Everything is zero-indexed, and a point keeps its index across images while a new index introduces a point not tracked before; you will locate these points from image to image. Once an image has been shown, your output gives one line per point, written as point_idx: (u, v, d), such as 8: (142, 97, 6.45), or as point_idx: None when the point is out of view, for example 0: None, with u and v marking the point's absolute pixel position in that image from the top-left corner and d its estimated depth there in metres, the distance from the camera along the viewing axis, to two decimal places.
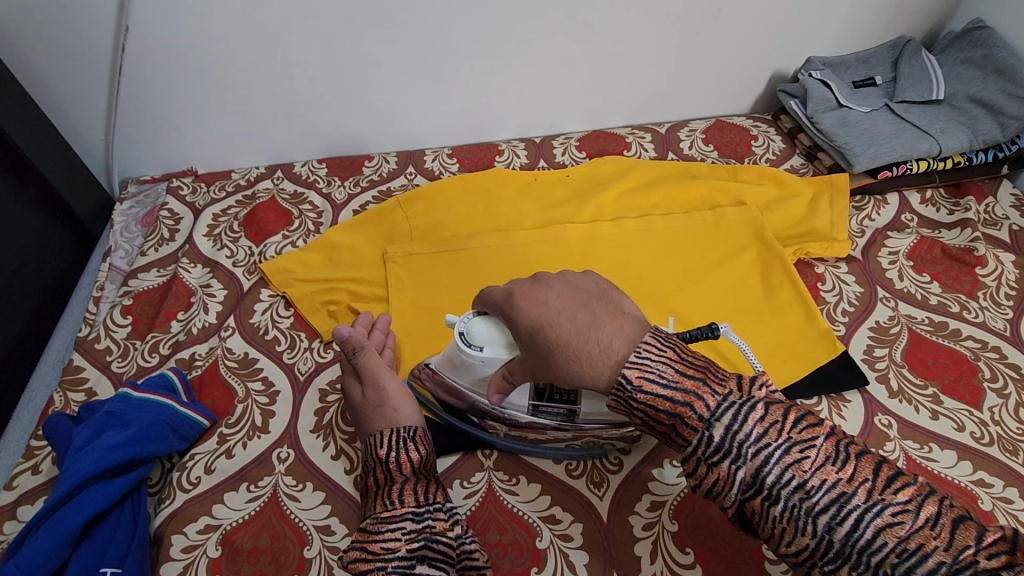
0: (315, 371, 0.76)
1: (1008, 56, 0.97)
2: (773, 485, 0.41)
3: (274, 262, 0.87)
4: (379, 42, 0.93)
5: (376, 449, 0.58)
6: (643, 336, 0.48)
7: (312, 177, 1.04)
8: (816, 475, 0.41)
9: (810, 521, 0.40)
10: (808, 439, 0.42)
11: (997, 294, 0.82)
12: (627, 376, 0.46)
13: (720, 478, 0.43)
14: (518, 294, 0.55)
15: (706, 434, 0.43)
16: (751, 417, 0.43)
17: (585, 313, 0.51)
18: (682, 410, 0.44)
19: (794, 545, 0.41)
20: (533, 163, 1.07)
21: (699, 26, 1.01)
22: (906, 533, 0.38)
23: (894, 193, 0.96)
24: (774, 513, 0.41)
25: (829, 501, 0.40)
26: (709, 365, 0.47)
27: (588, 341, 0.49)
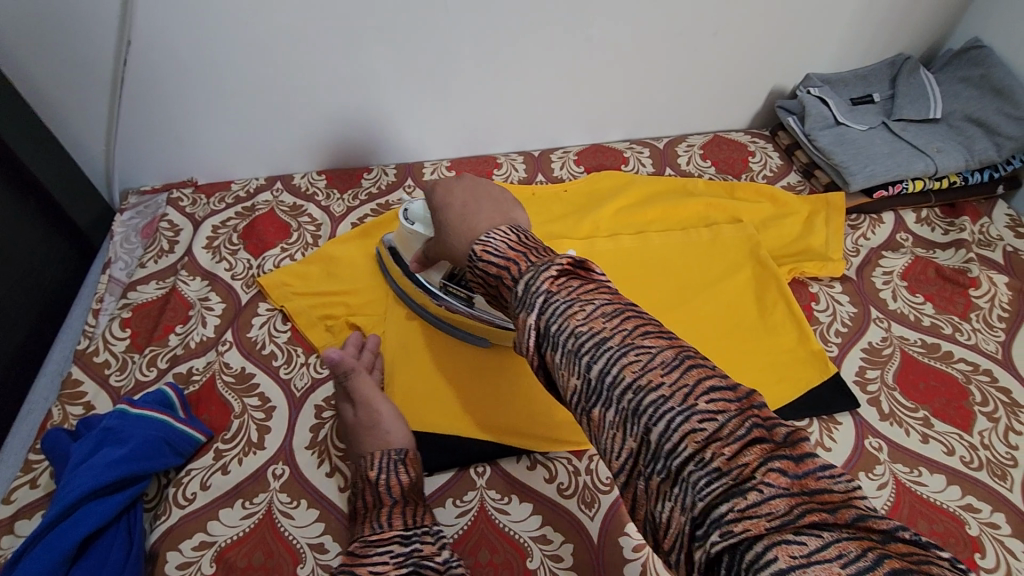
0: (311, 387, 0.77)
1: (1005, 76, 0.97)
2: (556, 332, 0.43)
3: (273, 276, 0.88)
4: (380, 55, 0.94)
5: (366, 472, 0.60)
6: (504, 226, 0.55)
7: (311, 189, 1.05)
8: (586, 323, 0.43)
9: (577, 361, 0.42)
10: (585, 297, 0.44)
11: (989, 315, 0.82)
12: (472, 251, 0.53)
13: (521, 329, 0.46)
14: (436, 190, 0.66)
15: (517, 288, 0.48)
16: (546, 274, 0.46)
17: (472, 203, 0.61)
18: (502, 272, 0.50)
19: (568, 389, 0.43)
20: (531, 177, 1.07)
21: (698, 42, 1.02)
22: (642, 370, 0.40)
23: (889, 212, 0.97)
24: (554, 358, 0.44)
25: (590, 343, 0.42)
26: (540, 245, 0.51)
27: (464, 224, 0.59)
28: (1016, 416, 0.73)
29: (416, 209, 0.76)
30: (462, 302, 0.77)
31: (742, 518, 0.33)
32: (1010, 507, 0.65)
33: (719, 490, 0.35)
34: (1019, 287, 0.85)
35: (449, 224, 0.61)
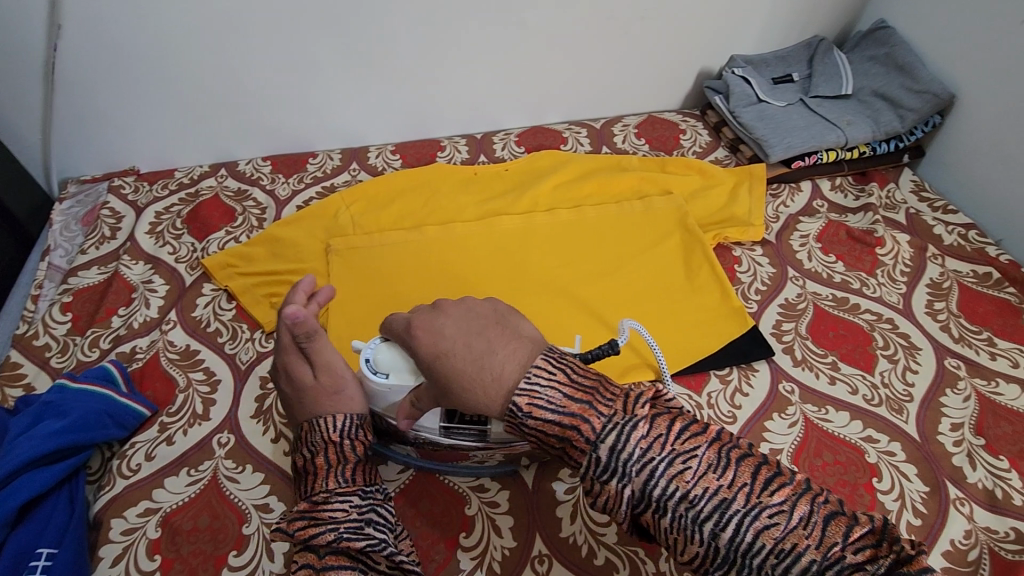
0: (256, 360, 0.78)
1: (906, 53, 1.05)
2: (661, 498, 0.44)
3: (217, 257, 0.90)
4: (317, 38, 0.96)
5: (328, 431, 0.59)
6: (534, 359, 0.50)
7: (256, 175, 1.06)
8: (699, 485, 0.43)
9: (698, 530, 0.43)
10: (690, 450, 0.45)
11: (893, 271, 0.89)
12: (517, 405, 0.47)
13: (611, 496, 0.45)
14: (418, 325, 0.56)
15: (594, 455, 0.46)
16: (632, 437, 0.45)
17: (476, 340, 0.52)
18: (570, 434, 0.46)
19: (685, 552, 0.44)
20: (474, 158, 1.11)
21: (627, 25, 1.07)
22: (780, 533, 0.42)
23: (807, 180, 1.04)
24: (665, 524, 0.44)
25: (713, 509, 0.43)
26: (596, 385, 0.49)
27: (478, 366, 0.50)
28: (913, 357, 0.79)
29: (386, 357, 0.60)
30: (472, 439, 0.62)
31: None
32: (906, 438, 0.72)
33: None
34: (919, 244, 0.92)
35: (452, 365, 0.52)
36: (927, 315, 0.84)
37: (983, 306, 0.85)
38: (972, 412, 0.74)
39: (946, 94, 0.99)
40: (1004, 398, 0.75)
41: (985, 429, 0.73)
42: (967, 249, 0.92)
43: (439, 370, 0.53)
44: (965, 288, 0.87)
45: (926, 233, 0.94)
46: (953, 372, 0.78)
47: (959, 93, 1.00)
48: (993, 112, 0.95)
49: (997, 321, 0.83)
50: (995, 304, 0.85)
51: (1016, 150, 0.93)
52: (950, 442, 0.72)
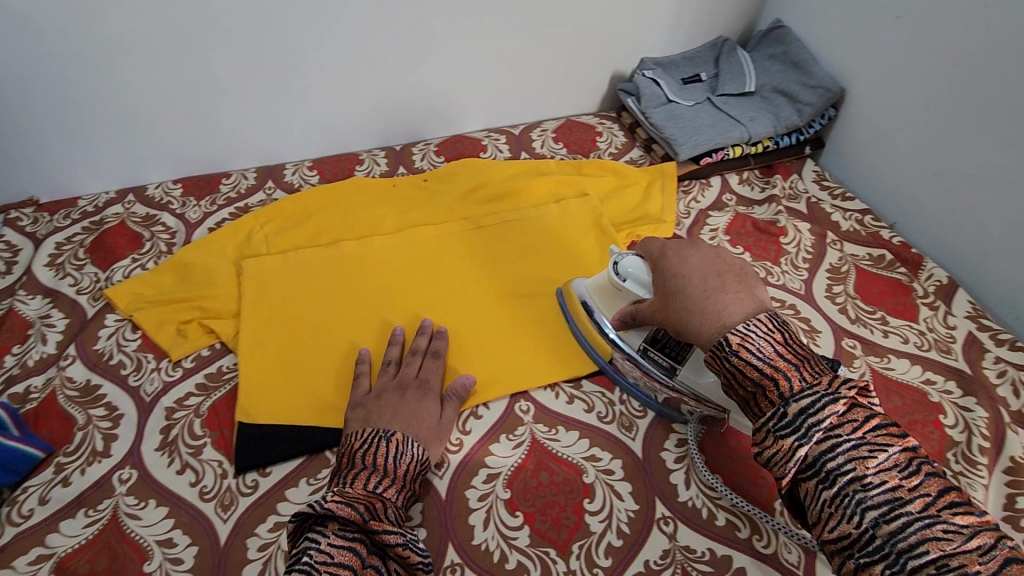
0: (162, 391, 0.76)
1: (801, 50, 1.10)
2: (834, 471, 0.51)
3: (121, 286, 0.87)
4: (220, 57, 0.94)
5: (417, 455, 0.64)
6: (759, 315, 0.58)
7: (166, 199, 1.03)
8: (878, 476, 0.50)
9: (860, 514, 0.49)
10: (882, 445, 0.51)
11: (796, 259, 0.93)
12: (729, 340, 0.57)
13: (781, 449, 0.53)
14: (670, 250, 0.66)
15: (782, 409, 0.54)
16: (826, 408, 0.52)
17: (715, 279, 0.61)
18: (766, 382, 0.55)
19: (835, 528, 0.50)
20: (393, 170, 1.11)
21: (536, 33, 1.09)
22: (950, 549, 0.46)
23: (716, 175, 1.07)
24: (826, 496, 0.51)
25: (884, 500, 0.49)
26: (806, 357, 0.57)
27: (707, 302, 0.60)
28: (813, 340, 0.83)
29: (631, 265, 0.71)
30: (659, 370, 0.71)
31: None
32: None
33: None
34: (819, 232, 0.96)
35: (685, 291, 0.62)
36: (826, 298, 0.88)
37: (878, 287, 0.89)
38: None
39: (837, 88, 1.05)
40: (895, 372, 0.79)
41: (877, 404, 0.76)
42: (863, 234, 0.97)
43: (672, 290, 0.63)
44: (861, 270, 0.92)
45: (825, 220, 0.99)
46: (849, 353, 0.81)
47: (849, 86, 1.06)
48: (880, 103, 1.01)
49: (890, 300, 0.88)
50: (889, 285, 0.89)
51: (902, 138, 0.98)
52: None
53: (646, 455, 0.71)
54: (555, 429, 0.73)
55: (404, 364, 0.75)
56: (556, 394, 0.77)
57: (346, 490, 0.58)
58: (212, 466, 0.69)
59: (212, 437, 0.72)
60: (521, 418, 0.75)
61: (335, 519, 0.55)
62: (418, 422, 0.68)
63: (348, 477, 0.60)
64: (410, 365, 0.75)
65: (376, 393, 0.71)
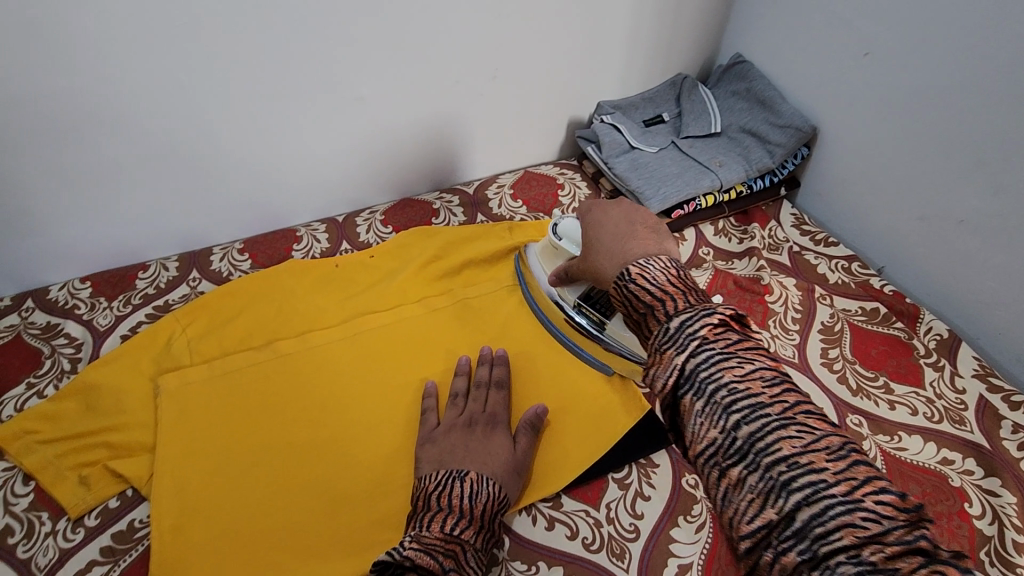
0: (57, 563, 0.64)
1: (765, 87, 1.03)
2: (704, 380, 0.48)
3: (8, 426, 0.72)
4: (119, 145, 0.82)
5: (493, 493, 0.62)
6: (660, 255, 0.59)
7: (71, 302, 0.89)
8: (743, 383, 0.47)
9: (724, 419, 0.46)
10: (749, 357, 0.49)
11: (785, 320, 0.85)
12: (630, 268, 0.58)
13: (662, 363, 0.51)
14: (596, 207, 0.73)
15: (666, 326, 0.52)
16: (704, 321, 0.50)
17: (627, 227, 0.66)
18: (657, 304, 0.54)
19: (705, 440, 0.47)
20: (335, 247, 0.99)
21: (482, 86, 1.01)
22: (802, 447, 0.43)
23: (690, 228, 0.99)
24: (697, 407, 0.48)
25: (746, 405, 0.46)
26: (696, 289, 0.55)
27: (617, 245, 0.65)
28: None
29: (568, 226, 0.80)
30: (593, 324, 0.78)
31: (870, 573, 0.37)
32: None
33: (859, 564, 0.37)
34: (805, 287, 0.89)
35: (601, 239, 0.68)
36: (823, 366, 0.80)
37: (875, 347, 0.82)
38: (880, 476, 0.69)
39: (807, 126, 0.98)
40: (909, 454, 0.71)
41: None
42: (852, 286, 0.89)
43: (592, 241, 0.69)
44: (855, 328, 0.84)
45: (811, 272, 0.92)
46: (857, 432, 0.73)
47: (819, 123, 0.99)
48: (853, 142, 0.94)
49: (890, 362, 0.80)
50: (887, 344, 0.82)
51: (881, 179, 0.92)
52: None
53: None
54: (536, 567, 0.63)
55: (472, 397, 0.73)
56: (534, 518, 0.67)
57: (422, 534, 0.57)
58: None
59: None
60: (495, 555, 0.64)
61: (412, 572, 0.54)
62: (491, 458, 0.66)
63: (424, 520, 0.58)
64: (478, 400, 0.73)
65: (445, 428, 0.69)
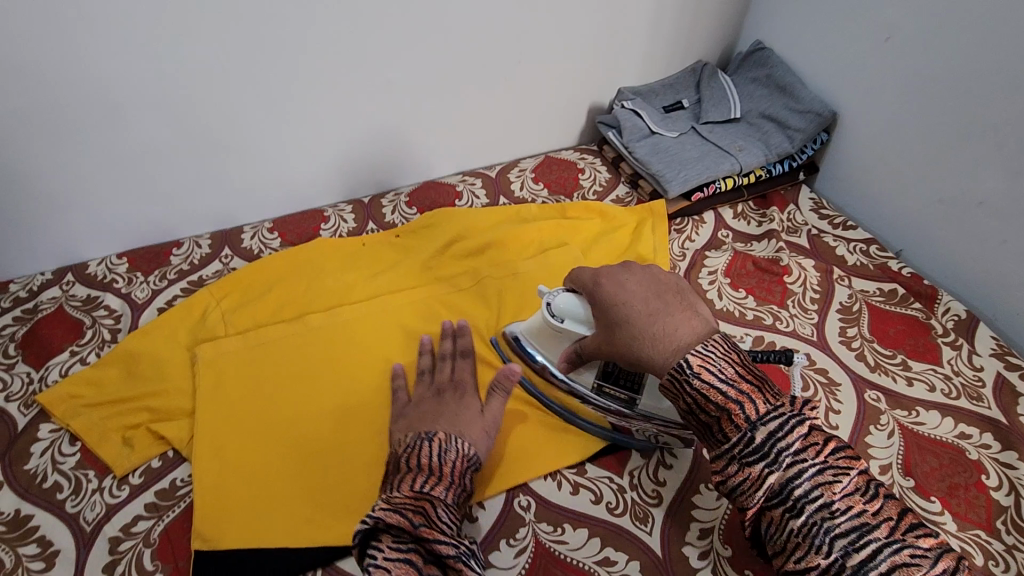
0: (104, 517, 0.67)
1: (786, 73, 1.05)
2: (801, 498, 0.50)
3: (55, 390, 0.76)
4: (158, 125, 0.85)
5: (462, 451, 0.64)
6: (710, 335, 0.59)
7: (109, 277, 0.93)
8: (843, 501, 0.49)
9: (828, 542, 0.48)
10: (843, 468, 0.51)
11: (804, 300, 0.87)
12: (690, 362, 0.56)
13: (750, 477, 0.52)
14: (604, 276, 0.67)
15: (749, 434, 0.53)
16: (792, 430, 0.52)
17: (656, 301, 0.62)
18: (731, 406, 0.54)
19: (805, 559, 0.49)
20: (361, 227, 1.02)
21: (506, 71, 1.02)
22: (920, 574, 0.46)
23: (709, 211, 1.00)
24: (795, 524, 0.50)
25: (851, 526, 0.48)
26: (766, 380, 0.56)
27: (655, 324, 0.60)
28: (834, 395, 0.76)
29: (566, 304, 0.69)
30: (619, 405, 0.70)
31: None
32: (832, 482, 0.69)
33: None
34: (824, 268, 0.90)
35: (632, 314, 0.62)
36: (842, 344, 0.81)
37: (894, 326, 0.83)
38: (898, 449, 0.71)
39: (827, 111, 0.99)
40: (927, 428, 0.72)
41: (913, 468, 0.69)
42: (871, 268, 0.91)
43: (618, 320, 0.62)
44: (874, 309, 0.85)
45: (829, 254, 0.93)
46: (875, 407, 0.75)
47: (839, 108, 1.00)
48: (873, 126, 0.95)
49: (908, 341, 0.81)
50: (905, 324, 0.83)
51: (900, 163, 0.93)
52: None
53: (666, 553, 0.64)
54: (562, 528, 0.65)
55: (437, 370, 0.74)
56: (558, 484, 0.69)
57: (392, 496, 0.59)
58: None
59: (165, 571, 0.63)
60: (521, 517, 0.66)
61: (387, 532, 0.56)
62: (460, 420, 0.67)
63: (394, 483, 0.61)
64: (443, 371, 0.74)
65: (416, 402, 0.71)
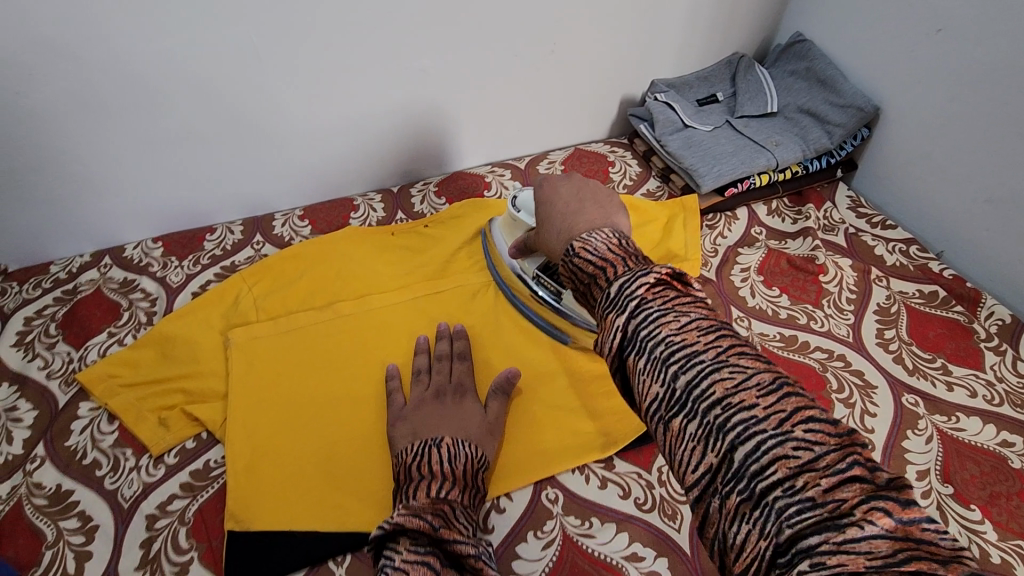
0: (142, 495, 0.68)
1: (826, 66, 1.02)
2: (645, 337, 0.44)
3: (94, 369, 0.78)
4: (197, 111, 0.86)
5: (470, 454, 0.65)
6: (604, 226, 0.56)
7: (145, 260, 0.94)
8: (680, 336, 0.43)
9: (664, 371, 0.43)
10: (686, 310, 0.45)
11: (839, 300, 0.85)
12: (572, 244, 0.55)
13: (604, 329, 0.47)
14: (546, 182, 0.67)
15: (607, 292, 0.49)
16: (641, 281, 0.46)
17: (575, 203, 0.61)
18: (600, 272, 0.51)
19: (648, 395, 0.44)
20: (391, 216, 1.02)
21: (539, 62, 1.02)
22: (734, 387, 0.40)
23: (742, 207, 0.99)
24: (640, 365, 0.44)
25: (683, 355, 0.43)
26: (641, 254, 0.52)
27: (563, 221, 0.60)
28: (870, 398, 0.74)
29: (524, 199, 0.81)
30: (548, 292, 0.78)
31: (837, 552, 0.33)
32: None
33: (810, 519, 0.34)
34: (861, 268, 0.88)
35: (551, 216, 0.62)
36: (878, 346, 0.79)
37: (934, 329, 0.81)
38: (936, 455, 0.69)
39: (869, 106, 0.96)
40: (966, 434, 0.71)
41: (952, 474, 0.67)
42: (911, 269, 0.88)
43: (543, 218, 0.64)
44: (913, 311, 0.83)
45: (868, 254, 0.91)
46: (912, 411, 0.73)
47: (882, 103, 0.97)
48: (918, 122, 0.93)
49: (949, 345, 0.79)
50: (945, 327, 0.81)
51: (944, 161, 0.90)
52: (919, 494, 0.66)
53: (694, 551, 0.63)
54: (589, 522, 0.65)
55: (434, 371, 0.75)
56: (586, 477, 0.69)
57: (410, 503, 0.58)
58: None
59: (200, 550, 0.65)
60: (549, 510, 0.66)
61: (405, 536, 0.54)
62: (466, 423, 0.68)
63: (409, 491, 0.60)
64: (442, 372, 0.74)
65: (416, 404, 0.70)
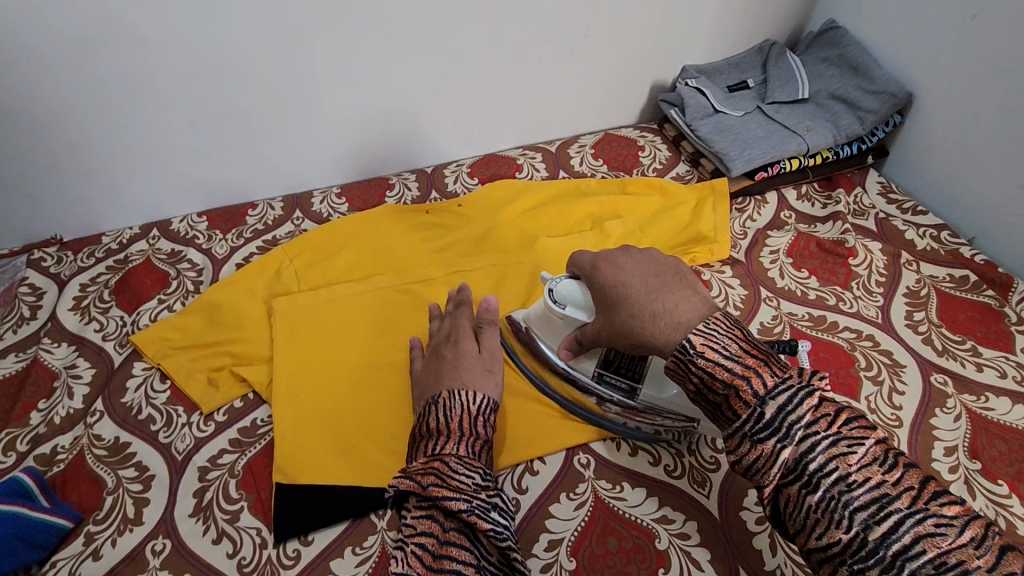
0: (193, 448, 0.72)
1: (859, 53, 1.02)
2: (816, 472, 0.47)
3: (147, 332, 0.82)
4: (246, 90, 0.90)
5: (467, 403, 0.66)
6: (713, 314, 0.56)
7: (191, 233, 0.98)
8: (860, 473, 0.46)
9: (847, 517, 0.45)
10: (858, 438, 0.48)
11: (868, 282, 0.86)
12: (691, 341, 0.53)
13: (763, 455, 0.49)
14: (603, 260, 0.66)
15: (758, 410, 0.50)
16: (803, 402, 0.49)
17: (656, 280, 0.61)
18: (738, 381, 0.51)
19: (825, 536, 0.46)
20: (425, 195, 1.05)
21: (573, 48, 1.03)
22: (946, 546, 0.42)
23: (772, 191, 1.00)
24: (812, 501, 0.47)
25: (870, 499, 0.45)
26: (770, 353, 0.53)
27: (652, 301, 0.59)
28: (899, 376, 0.75)
29: (566, 291, 0.68)
30: (619, 393, 0.70)
31: None
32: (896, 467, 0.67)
33: None
34: (891, 252, 0.89)
35: (630, 297, 0.61)
36: (908, 328, 0.80)
37: (964, 313, 0.81)
38: (965, 433, 0.70)
39: (903, 93, 0.96)
40: (996, 414, 0.71)
41: (980, 451, 0.69)
42: (942, 253, 0.89)
43: (617, 299, 0.62)
44: (943, 294, 0.83)
45: (898, 238, 0.91)
46: (941, 390, 0.74)
47: (915, 90, 0.98)
48: (952, 109, 0.93)
49: (980, 328, 0.80)
50: (976, 311, 0.81)
51: (979, 149, 0.90)
52: (947, 468, 0.67)
53: (723, 515, 0.65)
54: (621, 486, 0.68)
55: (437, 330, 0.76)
56: (618, 444, 0.71)
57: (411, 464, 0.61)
58: (250, 535, 0.66)
59: (249, 500, 0.69)
60: (581, 473, 0.69)
61: (412, 497, 0.59)
62: (460, 369, 0.69)
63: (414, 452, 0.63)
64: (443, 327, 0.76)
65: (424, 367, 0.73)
